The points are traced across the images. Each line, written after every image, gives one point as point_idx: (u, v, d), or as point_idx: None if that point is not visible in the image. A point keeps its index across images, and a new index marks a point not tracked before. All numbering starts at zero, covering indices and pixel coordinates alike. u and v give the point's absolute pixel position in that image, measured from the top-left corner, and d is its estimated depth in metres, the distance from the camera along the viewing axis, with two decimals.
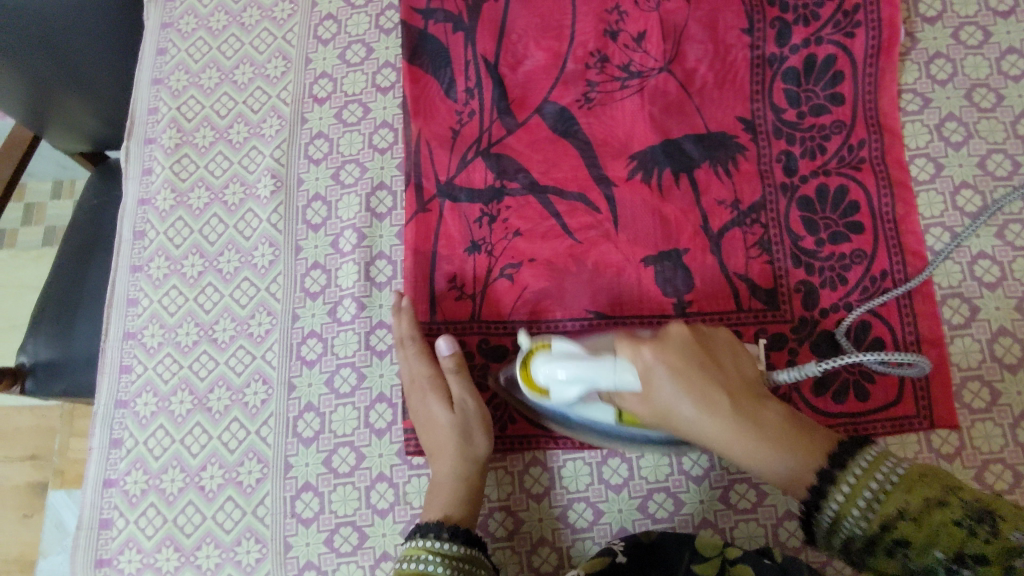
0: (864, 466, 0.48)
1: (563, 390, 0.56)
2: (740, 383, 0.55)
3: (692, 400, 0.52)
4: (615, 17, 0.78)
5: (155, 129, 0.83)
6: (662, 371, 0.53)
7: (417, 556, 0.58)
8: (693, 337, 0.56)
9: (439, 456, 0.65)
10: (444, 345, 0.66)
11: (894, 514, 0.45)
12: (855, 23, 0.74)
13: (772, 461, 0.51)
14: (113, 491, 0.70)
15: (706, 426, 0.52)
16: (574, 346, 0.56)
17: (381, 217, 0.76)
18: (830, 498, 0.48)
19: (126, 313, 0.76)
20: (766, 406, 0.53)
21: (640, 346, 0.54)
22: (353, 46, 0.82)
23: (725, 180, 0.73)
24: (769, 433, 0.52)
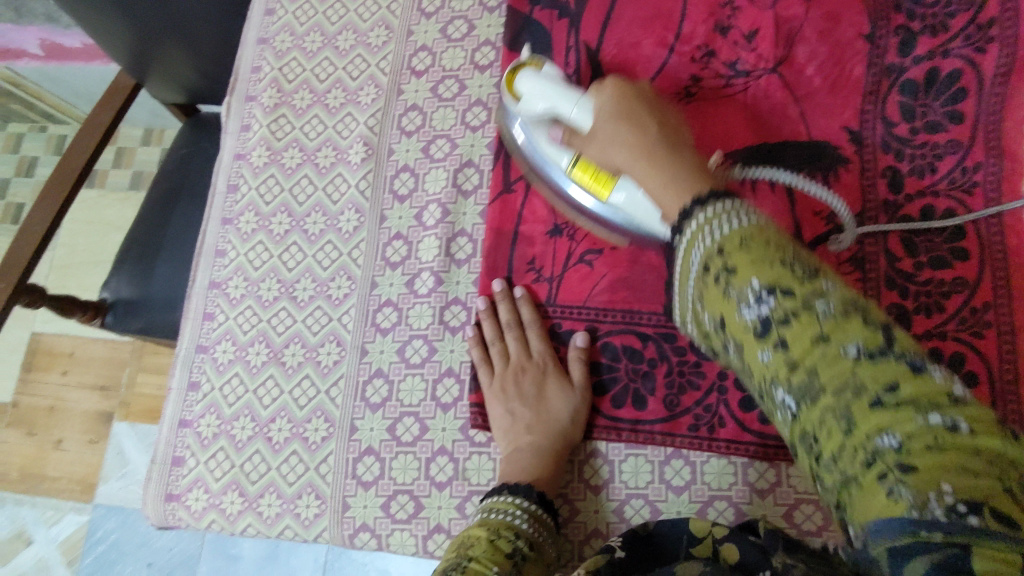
0: (727, 201, 0.41)
1: (534, 102, 0.63)
2: (681, 138, 0.52)
3: (621, 129, 0.53)
4: (727, 13, 0.76)
5: (257, 87, 0.85)
6: (607, 104, 0.56)
7: (505, 508, 0.58)
8: (654, 96, 0.57)
9: (543, 432, 0.65)
10: (580, 337, 0.69)
11: (737, 241, 0.38)
12: (987, 39, 0.70)
13: (667, 185, 0.46)
14: (187, 431, 0.74)
15: (631, 153, 0.51)
16: (558, 78, 0.64)
17: (467, 194, 0.76)
18: (693, 216, 0.41)
19: (214, 263, 0.79)
20: (686, 151, 0.49)
21: (603, 83, 0.58)
22: (456, 22, 0.82)
23: (823, 190, 0.70)
24: (677, 169, 0.47)
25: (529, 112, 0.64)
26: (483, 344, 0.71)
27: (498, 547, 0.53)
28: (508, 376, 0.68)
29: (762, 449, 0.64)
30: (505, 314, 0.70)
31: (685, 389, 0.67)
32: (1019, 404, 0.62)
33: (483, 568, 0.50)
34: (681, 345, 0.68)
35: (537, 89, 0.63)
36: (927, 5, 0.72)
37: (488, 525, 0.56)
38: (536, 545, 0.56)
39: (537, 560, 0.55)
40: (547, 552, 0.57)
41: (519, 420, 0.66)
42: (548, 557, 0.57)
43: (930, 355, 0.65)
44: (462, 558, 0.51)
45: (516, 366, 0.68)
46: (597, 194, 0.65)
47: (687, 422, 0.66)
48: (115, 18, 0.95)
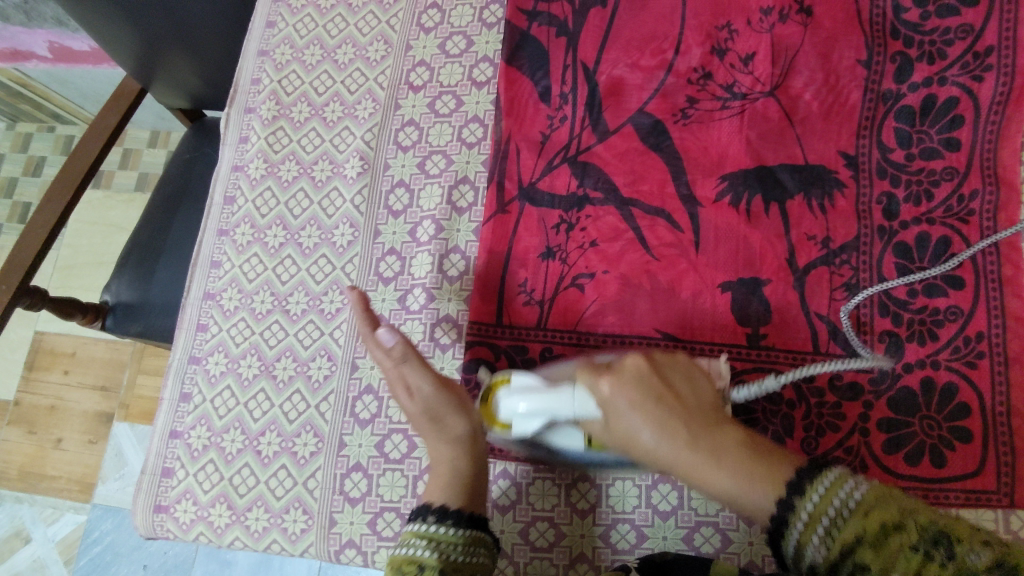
0: (823, 483, 0.43)
1: (524, 420, 0.58)
2: (697, 405, 0.51)
3: (643, 415, 0.50)
4: (725, 35, 0.76)
5: (256, 99, 0.85)
6: (620, 402, 0.51)
7: (409, 543, 0.56)
8: (650, 367, 0.54)
9: (438, 449, 0.63)
10: (388, 336, 0.64)
11: (852, 527, 0.41)
12: (984, 67, 0.70)
13: (741, 485, 0.46)
14: (177, 442, 0.74)
15: (667, 456, 0.49)
16: (535, 381, 0.58)
17: (461, 211, 0.76)
18: (792, 524, 0.43)
19: (209, 273, 0.80)
20: (723, 426, 0.49)
21: (598, 380, 0.53)
22: (454, 38, 0.82)
23: (818, 216, 0.70)
24: (733, 462, 0.47)
25: (525, 432, 0.59)
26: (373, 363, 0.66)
27: None
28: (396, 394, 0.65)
29: None
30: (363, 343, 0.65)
31: None
32: (1011, 435, 0.62)
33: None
34: None
35: (523, 419, 0.58)
36: (925, 32, 0.72)
37: (393, 564, 0.55)
38: (455, 565, 0.55)
39: None
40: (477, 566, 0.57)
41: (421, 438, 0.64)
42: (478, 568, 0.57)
43: (923, 386, 0.64)
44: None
45: (396, 386, 0.65)
46: None
47: None
48: (119, 19, 0.95)
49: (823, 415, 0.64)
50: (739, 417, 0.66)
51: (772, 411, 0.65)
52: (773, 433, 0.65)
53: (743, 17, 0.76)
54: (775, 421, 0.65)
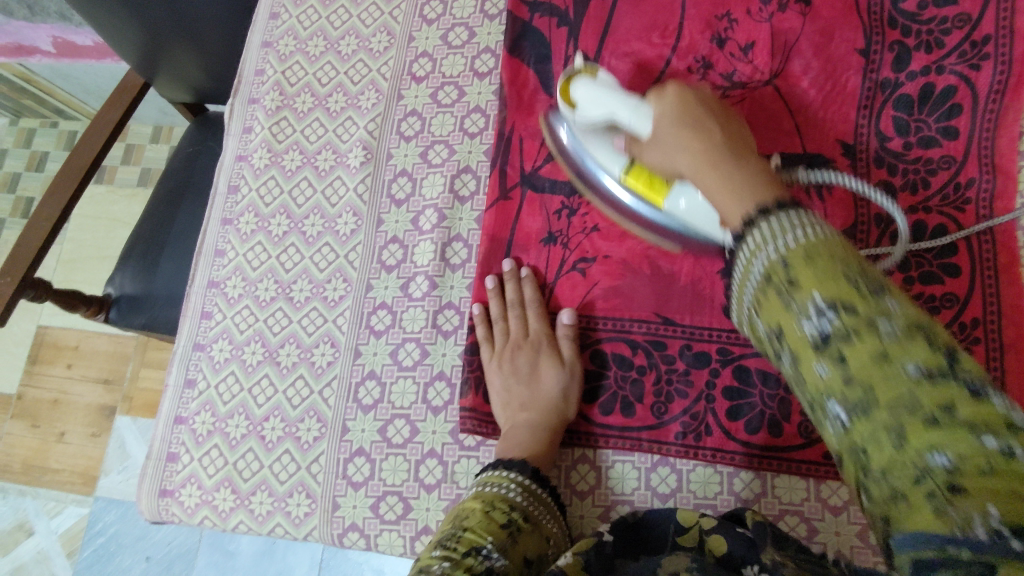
0: (790, 211, 0.39)
1: (591, 108, 0.66)
2: (736, 137, 0.51)
3: (683, 126, 0.54)
4: (724, 25, 0.76)
5: (260, 90, 0.86)
6: (668, 111, 0.56)
7: (499, 481, 0.59)
8: (717, 100, 0.57)
9: (538, 409, 0.66)
10: (568, 315, 0.70)
11: (802, 253, 0.37)
12: (982, 56, 0.70)
13: (727, 184, 0.45)
14: (182, 428, 0.74)
15: (690, 159, 0.51)
16: (614, 82, 0.66)
17: (463, 200, 0.77)
18: (747, 234, 0.40)
19: (213, 262, 0.80)
20: (747, 155, 0.48)
21: (665, 90, 0.58)
22: (456, 29, 0.83)
23: (816, 203, 0.71)
24: (742, 167, 0.46)
25: (586, 121, 0.67)
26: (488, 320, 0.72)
27: (493, 518, 0.55)
28: (507, 350, 0.70)
29: (748, 459, 0.65)
30: (510, 293, 0.72)
31: (673, 396, 0.68)
32: None
33: (477, 538, 0.52)
34: (670, 353, 0.69)
35: (594, 100, 0.65)
36: (922, 21, 0.73)
37: (483, 498, 0.57)
38: (532, 518, 0.57)
39: (533, 532, 0.56)
40: (546, 526, 0.58)
41: (517, 399, 0.68)
42: (546, 530, 0.58)
43: None
44: (455, 528, 0.53)
45: (515, 342, 0.70)
46: (653, 201, 0.66)
47: (674, 429, 0.67)
48: (125, 14, 0.96)
49: None
50: (737, 401, 0.67)
51: (770, 395, 0.66)
52: (770, 416, 0.66)
53: (743, 7, 0.76)
54: (773, 405, 0.66)
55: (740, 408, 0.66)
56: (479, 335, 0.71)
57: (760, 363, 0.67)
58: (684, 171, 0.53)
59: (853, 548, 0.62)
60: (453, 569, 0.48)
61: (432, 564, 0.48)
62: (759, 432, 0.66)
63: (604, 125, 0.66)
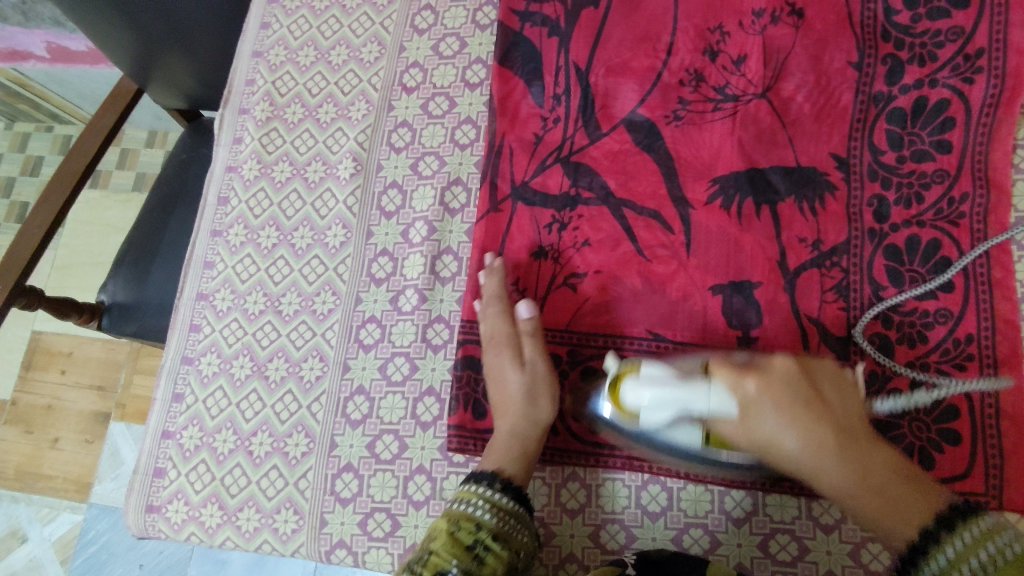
0: (1007, 535, 0.47)
1: (654, 412, 0.55)
2: (845, 418, 0.55)
3: (796, 428, 0.53)
4: (717, 37, 0.76)
5: (250, 100, 0.85)
6: (767, 395, 0.53)
7: (468, 498, 0.61)
8: (800, 368, 0.56)
9: (501, 414, 0.66)
10: (527, 309, 0.69)
11: (1017, 569, 0.45)
12: (975, 69, 0.70)
13: (895, 509, 0.52)
14: (169, 443, 0.74)
15: (810, 463, 0.53)
16: (668, 370, 0.55)
17: (454, 212, 0.76)
18: (943, 548, 0.48)
19: (202, 274, 0.80)
20: (875, 443, 0.54)
21: (743, 378, 0.53)
22: (448, 39, 0.82)
23: (809, 218, 0.70)
24: (870, 470, 0.53)
25: (653, 422, 0.56)
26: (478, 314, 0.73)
27: (458, 540, 0.58)
28: (484, 352, 0.70)
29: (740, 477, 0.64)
30: (484, 292, 0.71)
31: None
32: (999, 438, 0.62)
33: (441, 562, 0.56)
34: None
35: (653, 410, 0.55)
36: (915, 34, 0.72)
37: (450, 517, 0.60)
38: (500, 534, 0.59)
39: (500, 550, 0.58)
40: (516, 540, 0.60)
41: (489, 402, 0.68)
42: (517, 544, 0.60)
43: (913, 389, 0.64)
44: (422, 551, 0.58)
45: (487, 343, 0.70)
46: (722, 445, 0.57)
47: None
48: (118, 20, 0.95)
49: None
50: None
51: None
52: None
53: (735, 19, 0.76)
54: None
55: None
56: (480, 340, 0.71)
57: None
58: (794, 452, 0.54)
59: (845, 568, 0.62)
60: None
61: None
62: None
63: (665, 424, 0.56)
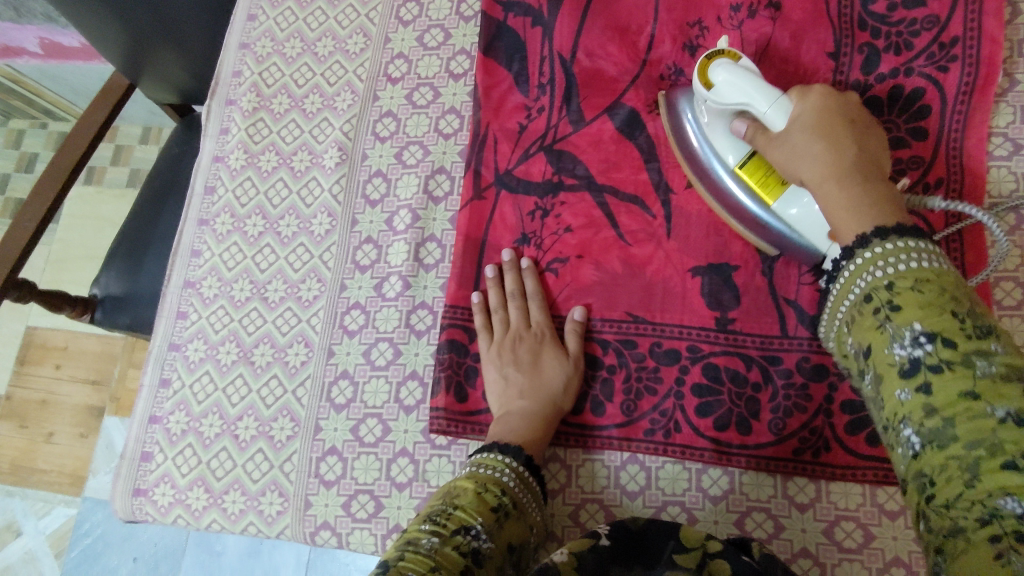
0: (918, 244, 0.49)
1: (728, 91, 0.62)
2: (873, 156, 0.57)
3: (818, 138, 0.57)
4: (696, 28, 0.77)
5: (236, 91, 0.86)
6: (807, 112, 0.59)
7: (493, 464, 0.61)
8: (846, 103, 0.60)
9: (534, 397, 0.67)
10: (578, 311, 0.71)
11: (913, 291, 0.47)
12: (950, 57, 0.71)
13: (853, 204, 0.53)
14: (156, 427, 0.75)
15: (816, 170, 0.56)
16: (751, 70, 0.62)
17: (437, 201, 0.78)
18: (863, 255, 0.51)
19: (189, 263, 0.81)
20: (879, 177, 0.55)
21: (808, 91, 0.60)
22: (432, 31, 0.83)
23: None
24: (862, 182, 0.54)
25: (718, 104, 0.63)
26: (486, 309, 0.73)
27: (484, 500, 0.57)
28: (507, 341, 0.70)
29: (717, 455, 0.66)
30: (510, 284, 0.72)
31: (643, 394, 0.68)
32: None
33: (467, 517, 0.54)
34: (641, 352, 0.70)
35: (734, 86, 0.62)
36: (892, 23, 0.73)
37: (476, 478, 0.59)
38: (519, 505, 0.59)
39: (519, 519, 0.58)
40: (531, 515, 0.61)
41: (513, 387, 0.68)
42: (531, 519, 0.60)
43: None
44: (447, 504, 0.56)
45: (516, 332, 0.70)
46: (766, 195, 0.64)
47: (643, 427, 0.68)
48: (109, 16, 0.96)
49: (790, 397, 0.66)
50: (707, 398, 0.67)
51: (738, 393, 0.67)
52: (738, 415, 0.66)
53: (714, 10, 0.77)
54: (741, 403, 0.66)
55: (709, 406, 0.67)
56: (476, 322, 0.72)
57: (729, 362, 0.68)
58: (801, 176, 0.58)
59: (818, 545, 0.63)
60: (441, 545, 0.50)
61: (421, 537, 0.51)
62: (728, 429, 0.66)
63: (732, 114, 0.64)
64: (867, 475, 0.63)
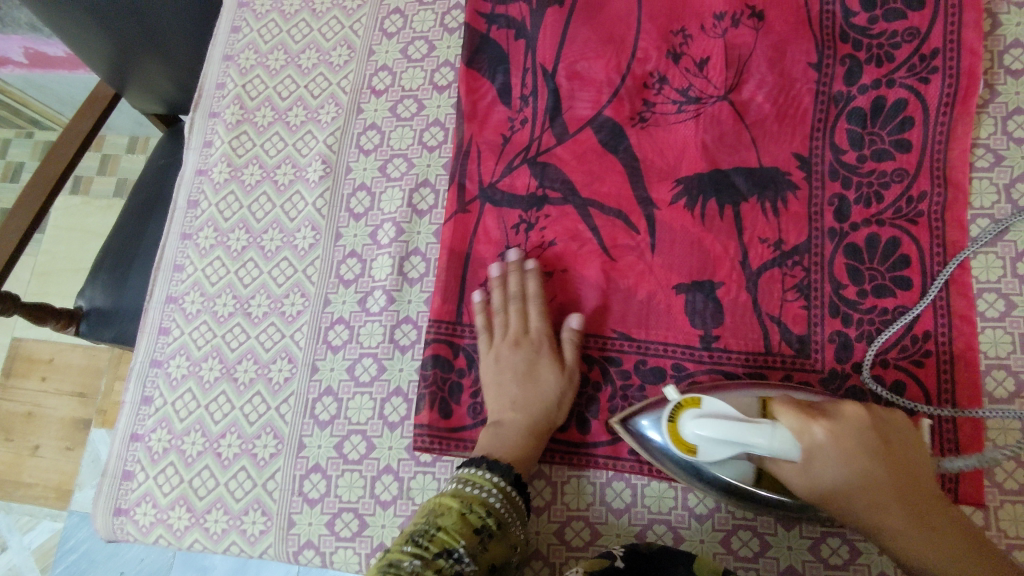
0: None
1: (715, 448, 0.54)
2: (917, 483, 0.52)
3: (861, 467, 0.51)
4: (680, 39, 0.77)
5: (220, 103, 0.86)
6: (830, 452, 0.51)
7: (479, 483, 0.60)
8: (865, 415, 0.53)
9: (527, 409, 0.66)
10: (578, 320, 0.70)
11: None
12: (931, 69, 0.71)
13: (953, 570, 0.49)
14: (138, 445, 0.74)
15: (847, 488, 0.51)
16: (730, 408, 0.54)
17: (422, 214, 0.77)
18: None
19: (171, 277, 0.80)
20: (947, 510, 0.52)
21: (813, 421, 0.51)
22: (416, 43, 0.83)
23: (771, 218, 0.71)
24: (918, 527, 0.50)
25: (711, 456, 0.54)
26: (489, 310, 0.72)
27: (467, 521, 0.57)
28: (505, 346, 0.70)
29: None
30: (512, 286, 0.72)
31: (628, 411, 0.68)
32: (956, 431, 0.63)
33: (449, 540, 0.55)
34: (626, 368, 0.69)
35: (715, 445, 0.53)
36: (873, 35, 0.74)
37: (461, 497, 0.59)
38: (504, 525, 0.59)
39: (501, 541, 0.58)
40: (514, 534, 0.60)
41: (506, 395, 0.67)
42: (514, 539, 0.60)
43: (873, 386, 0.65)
44: (430, 524, 0.57)
45: (514, 338, 0.70)
46: (792, 490, 0.55)
47: (629, 443, 0.67)
48: (94, 29, 0.95)
49: None
50: None
51: None
52: None
53: (697, 22, 0.77)
54: None
55: None
56: (477, 323, 0.72)
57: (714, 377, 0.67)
58: (857, 509, 0.52)
59: (805, 563, 0.63)
60: (423, 569, 0.52)
61: (403, 560, 0.53)
62: None
63: (723, 457, 0.55)
64: None
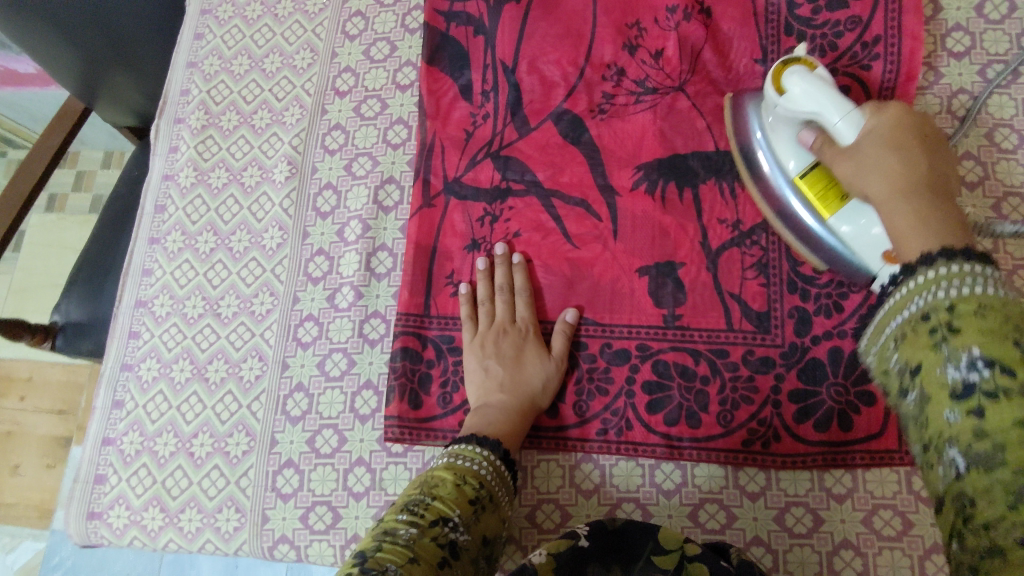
0: (977, 265, 0.40)
1: (801, 100, 0.60)
2: (947, 198, 0.51)
3: (892, 155, 0.55)
4: (634, 32, 0.79)
5: (185, 110, 0.87)
6: (882, 124, 0.57)
7: (471, 456, 0.61)
8: (932, 132, 0.57)
9: (513, 391, 0.67)
10: (570, 312, 0.71)
11: (971, 306, 0.38)
12: (875, 54, 0.74)
13: (920, 225, 0.48)
14: (110, 449, 0.74)
15: (882, 190, 0.54)
16: (830, 82, 0.60)
17: (388, 210, 0.78)
18: (923, 268, 0.42)
19: (140, 282, 0.81)
20: (953, 204, 0.51)
21: (883, 107, 0.58)
22: (378, 44, 0.84)
23: (729, 202, 0.72)
24: (943, 214, 0.49)
25: (790, 111, 0.62)
26: (474, 301, 0.73)
27: (463, 492, 0.57)
28: (490, 334, 0.71)
29: (669, 451, 0.67)
30: (499, 277, 0.73)
31: (595, 394, 0.69)
32: None
33: (445, 508, 0.55)
34: (592, 353, 0.71)
35: (806, 93, 0.60)
36: (820, 23, 0.76)
37: (454, 469, 0.59)
38: (494, 497, 0.59)
39: (493, 513, 0.58)
40: (504, 508, 0.60)
41: (493, 379, 0.68)
42: (504, 512, 0.60)
43: (831, 359, 0.67)
44: (425, 494, 0.56)
45: (500, 326, 0.71)
46: (820, 211, 0.63)
47: (597, 426, 0.69)
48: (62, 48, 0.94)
49: (737, 390, 0.67)
50: (656, 394, 0.68)
51: (687, 388, 0.68)
52: (688, 409, 0.67)
53: (650, 15, 0.79)
54: (691, 398, 0.68)
55: (660, 403, 0.68)
56: (462, 312, 0.73)
57: (677, 357, 0.69)
58: (873, 194, 0.55)
59: (771, 533, 0.64)
60: (420, 536, 0.51)
61: (399, 527, 0.51)
62: (678, 424, 0.67)
63: (799, 117, 0.62)
64: (814, 461, 0.65)
